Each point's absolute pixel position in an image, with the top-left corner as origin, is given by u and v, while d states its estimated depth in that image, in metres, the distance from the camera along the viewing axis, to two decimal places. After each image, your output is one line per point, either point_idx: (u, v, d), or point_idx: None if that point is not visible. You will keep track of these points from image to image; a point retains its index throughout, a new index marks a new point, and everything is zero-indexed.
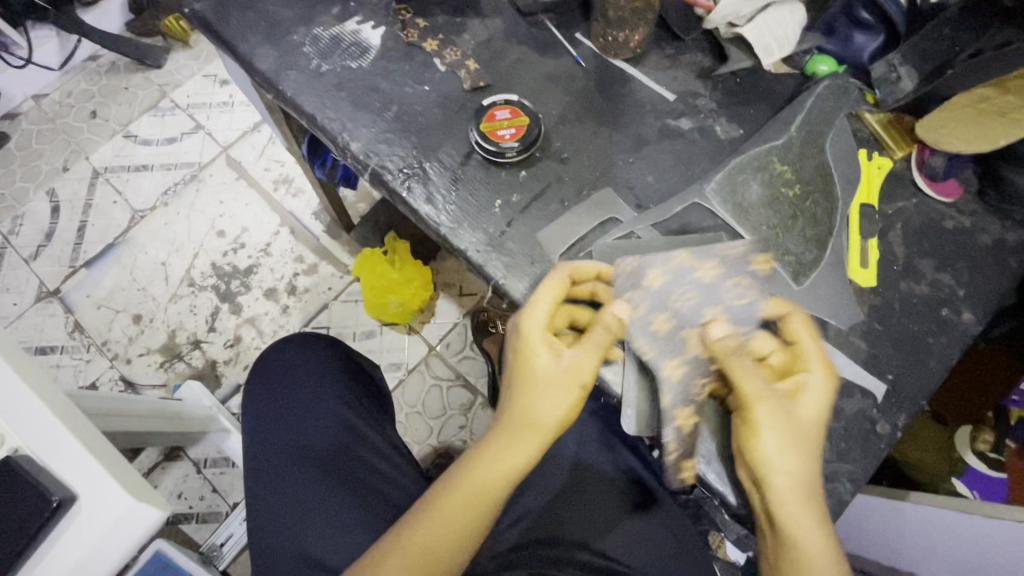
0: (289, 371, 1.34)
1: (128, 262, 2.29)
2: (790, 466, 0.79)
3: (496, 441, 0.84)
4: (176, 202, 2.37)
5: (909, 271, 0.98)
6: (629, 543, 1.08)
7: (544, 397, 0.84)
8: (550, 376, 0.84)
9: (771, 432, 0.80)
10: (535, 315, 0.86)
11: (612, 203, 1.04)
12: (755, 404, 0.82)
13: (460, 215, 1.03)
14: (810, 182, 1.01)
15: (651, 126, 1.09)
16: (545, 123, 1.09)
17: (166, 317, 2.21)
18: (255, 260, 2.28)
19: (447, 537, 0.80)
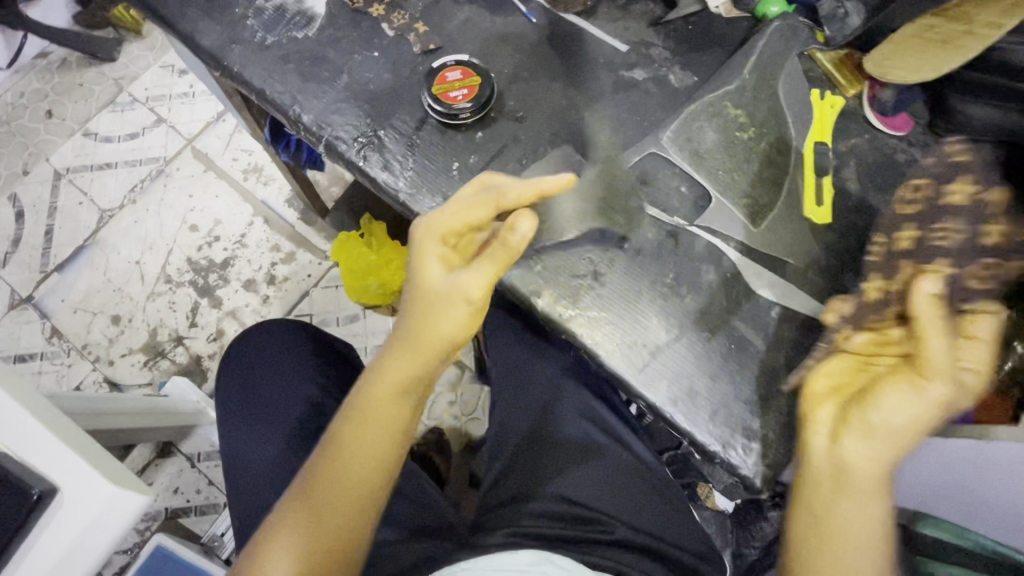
0: (262, 356, 1.34)
1: (100, 263, 2.25)
2: (907, 443, 0.71)
3: (398, 356, 0.87)
4: (144, 199, 2.32)
5: (864, 206, 1.00)
6: (610, 495, 1.10)
7: (441, 314, 0.85)
8: (444, 293, 0.85)
9: (927, 405, 0.69)
10: (435, 225, 0.85)
11: (570, 159, 1.03)
12: (941, 379, 0.68)
13: (418, 180, 1.03)
14: (764, 123, 1.01)
15: (605, 79, 1.08)
16: (499, 83, 1.08)
17: (146, 315, 2.19)
18: (231, 252, 2.25)
19: (357, 460, 0.86)
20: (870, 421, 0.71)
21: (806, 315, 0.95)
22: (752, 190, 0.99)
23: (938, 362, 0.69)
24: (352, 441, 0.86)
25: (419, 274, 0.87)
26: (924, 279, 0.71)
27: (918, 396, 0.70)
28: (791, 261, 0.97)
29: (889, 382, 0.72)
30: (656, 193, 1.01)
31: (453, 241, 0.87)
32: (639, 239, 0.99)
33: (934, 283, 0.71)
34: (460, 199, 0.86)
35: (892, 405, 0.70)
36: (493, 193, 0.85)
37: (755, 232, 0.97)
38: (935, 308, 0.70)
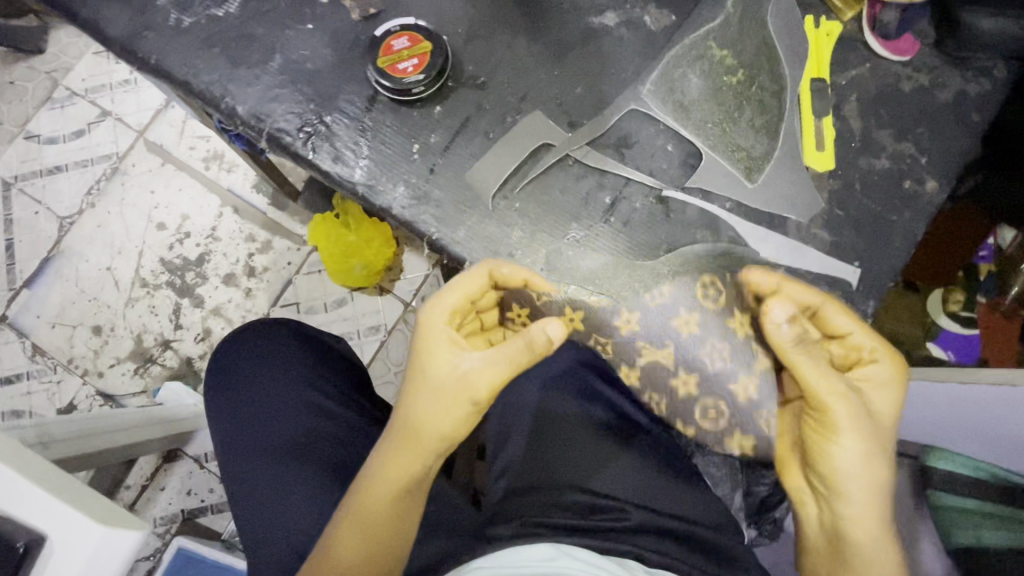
0: (248, 364, 1.19)
1: (70, 275, 2.10)
2: (879, 473, 0.69)
3: (405, 451, 0.79)
4: (104, 201, 2.16)
5: (868, 145, 0.90)
6: (623, 478, 1.04)
7: (438, 406, 0.77)
8: (450, 387, 0.76)
9: (856, 436, 0.67)
10: (438, 324, 0.79)
11: (540, 127, 0.92)
12: (840, 403, 0.67)
13: (375, 169, 0.92)
14: (756, 62, 0.90)
15: (572, 28, 0.95)
16: (454, 45, 0.95)
17: (127, 322, 2.07)
18: (205, 248, 2.12)
19: (373, 538, 0.79)
20: (826, 473, 0.70)
21: (812, 273, 0.87)
22: (745, 140, 0.89)
23: (830, 391, 0.67)
24: (362, 510, 0.79)
25: (431, 368, 0.77)
26: (773, 307, 0.69)
27: (841, 434, 0.68)
28: (794, 216, 0.88)
29: (812, 428, 0.71)
30: (639, 156, 0.91)
31: (457, 321, 0.82)
32: (625, 209, 0.90)
33: (784, 309, 0.69)
34: (450, 297, 0.80)
35: (827, 448, 0.69)
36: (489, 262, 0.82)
37: (751, 189, 0.88)
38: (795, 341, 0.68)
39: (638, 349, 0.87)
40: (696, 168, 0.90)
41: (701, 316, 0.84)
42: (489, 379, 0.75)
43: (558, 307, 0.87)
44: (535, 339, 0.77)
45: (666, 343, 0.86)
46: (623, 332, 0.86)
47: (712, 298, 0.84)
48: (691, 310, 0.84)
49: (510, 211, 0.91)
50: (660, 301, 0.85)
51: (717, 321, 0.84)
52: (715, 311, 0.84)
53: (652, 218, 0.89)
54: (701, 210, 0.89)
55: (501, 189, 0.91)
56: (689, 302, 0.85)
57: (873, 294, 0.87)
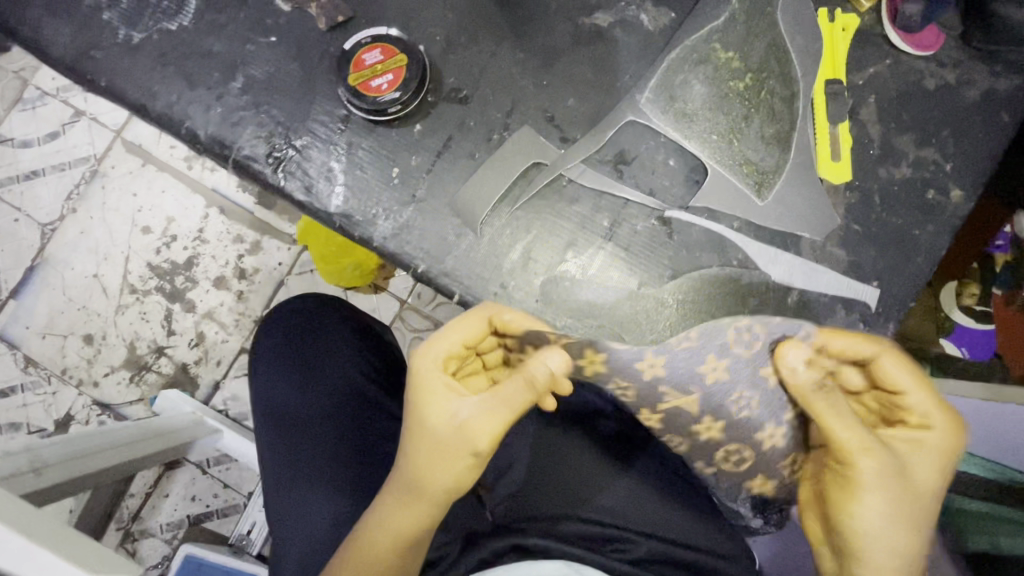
0: (280, 346, 0.99)
1: (55, 283, 1.65)
2: (901, 538, 0.64)
3: (403, 506, 0.71)
4: (85, 205, 1.68)
5: (888, 152, 0.83)
6: (637, 507, 0.88)
7: (443, 465, 0.69)
8: (453, 442, 0.69)
9: (882, 493, 0.63)
10: (434, 370, 0.73)
11: (531, 145, 0.85)
12: (865, 456, 0.64)
13: (352, 196, 0.85)
14: (762, 66, 0.82)
15: (563, 32, 0.87)
16: (432, 55, 0.86)
17: (115, 332, 1.62)
18: (193, 249, 1.64)
19: None
20: (846, 530, 0.66)
21: (825, 297, 0.81)
22: (753, 153, 0.82)
23: (853, 442, 0.64)
24: (352, 565, 0.72)
25: (428, 420, 0.70)
26: (788, 347, 0.71)
27: (865, 488, 0.64)
28: (807, 234, 0.82)
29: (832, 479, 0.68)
30: (639, 172, 0.84)
31: (455, 364, 0.77)
32: (626, 232, 0.83)
33: (796, 355, 0.71)
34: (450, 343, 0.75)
35: (848, 505, 0.65)
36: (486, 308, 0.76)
37: (761, 207, 0.82)
38: (810, 389, 0.69)
39: (662, 397, 0.79)
40: (700, 184, 0.83)
41: (733, 364, 0.75)
42: (490, 430, 0.68)
43: (576, 347, 0.76)
44: (534, 376, 0.72)
45: (694, 390, 0.77)
46: (646, 376, 0.77)
47: (744, 346, 0.74)
48: (720, 356, 0.75)
49: (501, 239, 0.84)
50: (686, 345, 0.76)
51: (751, 366, 0.75)
52: (746, 358, 0.75)
53: (655, 241, 0.83)
54: (705, 230, 0.82)
55: (490, 213, 0.84)
56: (719, 346, 0.75)
57: (892, 317, 0.81)
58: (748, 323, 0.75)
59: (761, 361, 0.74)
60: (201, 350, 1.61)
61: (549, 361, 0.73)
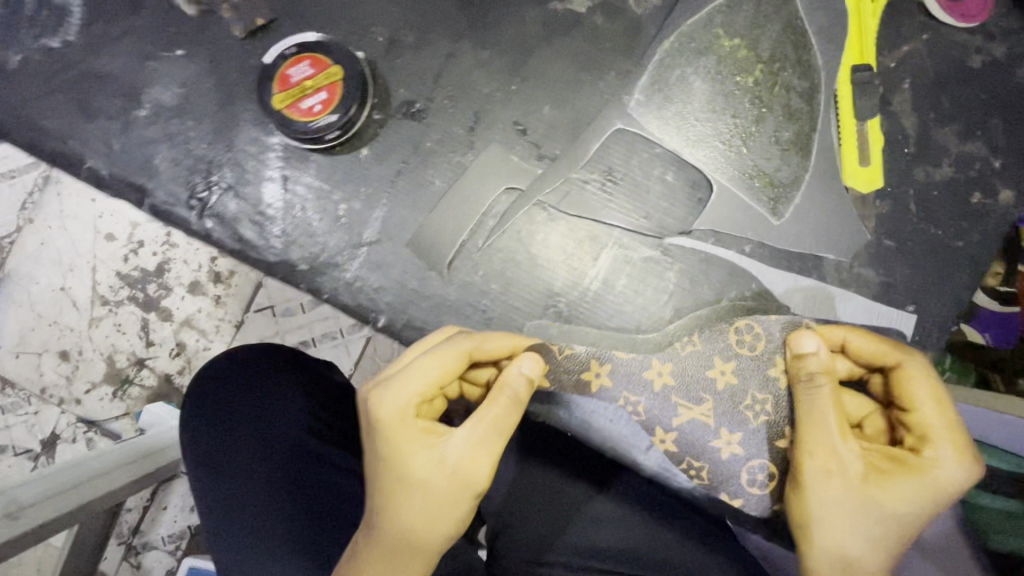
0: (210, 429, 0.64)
1: None
2: (850, 551, 0.52)
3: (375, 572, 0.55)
4: None
5: (925, 150, 0.70)
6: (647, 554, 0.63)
7: (428, 514, 0.55)
8: (442, 486, 0.55)
9: (829, 495, 0.52)
10: (396, 398, 0.57)
11: (502, 166, 0.71)
12: (820, 450, 0.53)
13: (292, 240, 0.71)
14: (775, 55, 0.68)
15: (534, 20, 0.71)
16: (376, 61, 0.71)
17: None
18: None
19: None
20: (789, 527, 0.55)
21: (851, 326, 0.70)
22: (766, 162, 0.68)
23: (815, 436, 0.53)
24: None
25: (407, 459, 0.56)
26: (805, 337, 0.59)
27: (814, 486, 0.53)
28: (830, 255, 0.69)
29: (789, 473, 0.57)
30: (631, 193, 0.70)
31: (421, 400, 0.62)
32: (618, 263, 0.70)
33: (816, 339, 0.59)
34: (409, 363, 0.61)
35: (797, 503, 0.54)
36: (468, 338, 0.63)
37: (777, 226, 0.69)
38: (805, 375, 0.57)
39: (675, 411, 0.64)
40: (705, 204, 0.69)
41: (744, 366, 0.64)
42: (489, 462, 0.55)
43: (575, 361, 0.66)
44: (516, 389, 0.59)
45: (706, 399, 0.65)
46: (654, 387, 0.65)
47: (749, 345, 0.65)
48: (727, 359, 0.65)
49: (472, 280, 0.71)
50: (690, 350, 0.66)
51: (758, 368, 0.64)
52: (753, 360, 0.65)
53: (654, 275, 0.70)
54: (711, 259, 0.70)
55: (458, 253, 0.71)
56: (722, 348, 0.66)
57: (931, 345, 0.70)
58: (750, 322, 0.67)
59: (766, 358, 0.65)
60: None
61: (522, 366, 0.61)
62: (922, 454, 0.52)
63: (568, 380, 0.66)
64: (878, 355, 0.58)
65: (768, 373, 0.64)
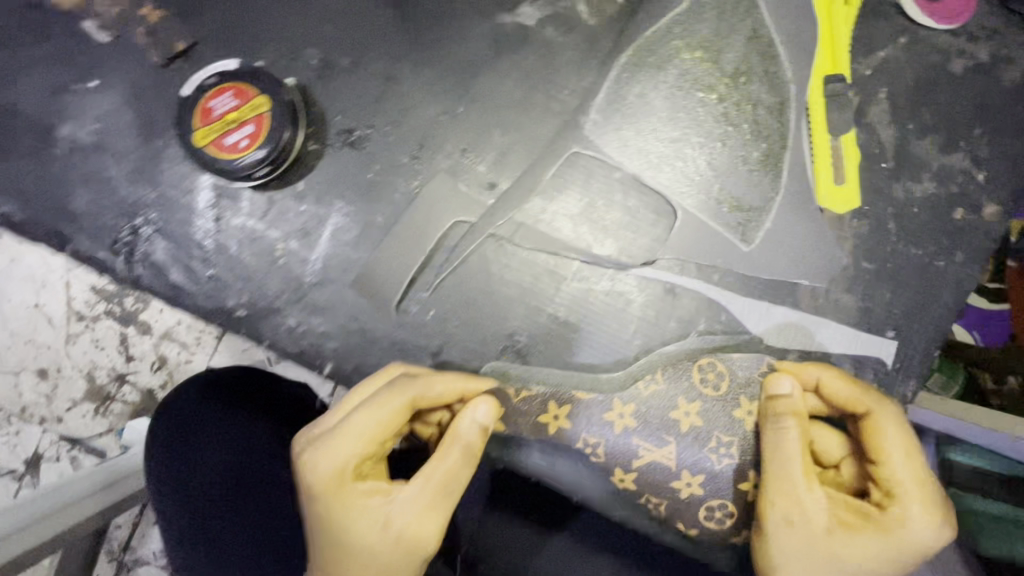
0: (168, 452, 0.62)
1: None
2: None
3: None
4: None
5: (905, 164, 0.65)
6: None
7: None
8: (383, 552, 0.51)
9: (792, 548, 0.49)
10: (330, 459, 0.52)
11: (450, 196, 0.65)
12: (786, 499, 0.49)
13: (228, 284, 0.66)
14: (740, 69, 0.62)
15: (481, 34, 0.66)
16: (309, 87, 0.65)
17: (68, 361, 0.79)
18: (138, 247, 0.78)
19: None
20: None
21: (828, 355, 0.66)
22: (733, 184, 0.64)
23: (778, 483, 0.50)
24: None
25: (346, 524, 0.51)
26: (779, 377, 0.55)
27: (775, 537, 0.49)
28: (804, 281, 0.65)
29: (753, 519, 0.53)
30: (590, 222, 0.65)
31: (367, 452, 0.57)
32: (579, 298, 0.65)
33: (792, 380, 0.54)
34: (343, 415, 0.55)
35: (758, 553, 0.51)
36: (410, 385, 0.56)
37: (747, 253, 0.64)
38: (773, 415, 0.53)
39: (637, 452, 0.61)
40: (670, 232, 0.65)
41: (708, 406, 0.61)
42: (434, 526, 0.51)
43: (534, 403, 0.63)
44: (467, 442, 0.53)
45: (669, 441, 0.61)
46: (615, 430, 0.61)
47: (710, 385, 0.62)
48: (691, 399, 0.62)
49: (424, 321, 0.66)
50: (653, 390, 0.63)
51: (725, 408, 0.61)
52: (718, 400, 0.62)
53: (617, 308, 0.65)
54: (677, 290, 0.65)
55: (407, 293, 0.66)
56: (686, 387, 0.63)
57: (912, 372, 0.66)
58: (714, 360, 0.63)
59: (732, 402, 0.61)
60: (176, 379, 0.79)
61: (476, 413, 0.54)
62: (889, 510, 0.49)
63: (527, 422, 0.62)
64: (852, 399, 0.53)
65: (733, 416, 0.61)
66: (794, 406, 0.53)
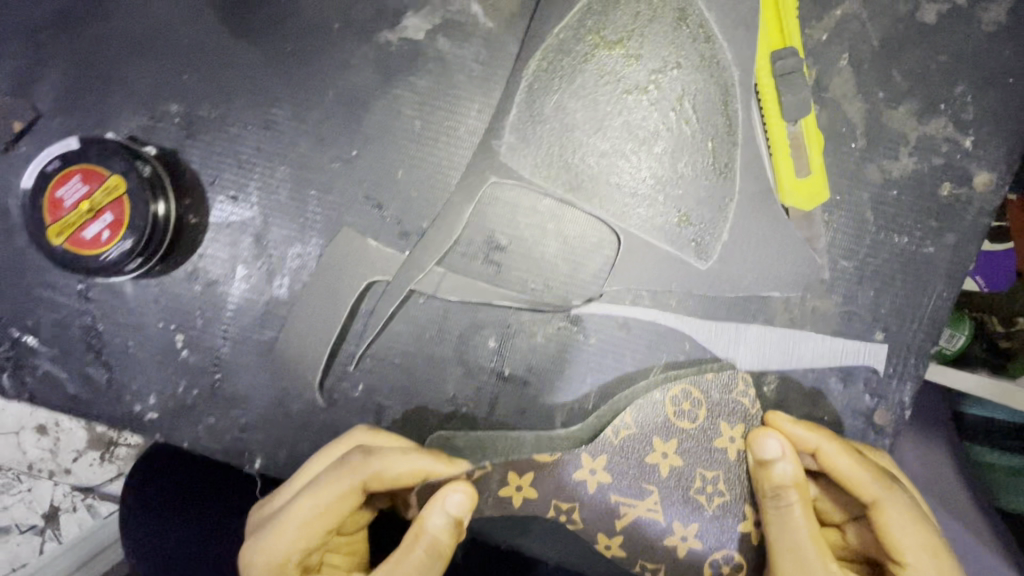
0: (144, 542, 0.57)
1: None
2: None
3: None
4: None
5: (879, 141, 0.56)
6: None
7: None
8: None
9: None
10: (280, 549, 0.46)
11: (358, 255, 0.57)
12: None
13: (130, 386, 0.59)
14: (670, 59, 0.52)
15: (365, 58, 0.56)
16: (176, 151, 0.56)
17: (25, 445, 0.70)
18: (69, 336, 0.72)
19: None
20: None
21: (811, 370, 0.58)
22: (678, 195, 0.54)
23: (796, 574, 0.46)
24: None
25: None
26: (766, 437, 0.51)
27: None
28: (777, 292, 0.56)
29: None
30: (523, 260, 0.56)
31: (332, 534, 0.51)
32: (522, 348, 0.58)
33: (780, 441, 0.51)
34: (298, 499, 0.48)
35: None
36: (355, 469, 0.47)
37: (705, 270, 0.56)
38: (769, 489, 0.50)
39: (617, 513, 0.54)
40: (614, 258, 0.56)
41: (687, 443, 0.54)
42: None
43: (489, 487, 0.53)
44: (434, 538, 0.46)
45: (650, 490, 0.54)
46: (588, 489, 0.54)
47: (686, 417, 0.55)
48: (666, 438, 0.55)
49: (354, 396, 0.58)
50: (625, 436, 0.55)
51: (703, 442, 0.55)
52: (696, 433, 0.55)
53: (566, 354, 0.58)
54: (631, 323, 0.58)
55: (329, 369, 0.58)
56: (662, 427, 0.55)
57: (908, 375, 0.58)
58: (685, 391, 0.55)
59: (711, 433, 0.55)
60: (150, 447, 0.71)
61: (445, 503, 0.47)
62: None
63: (488, 501, 0.53)
64: (854, 478, 0.49)
65: (713, 447, 0.54)
66: (790, 477, 0.49)
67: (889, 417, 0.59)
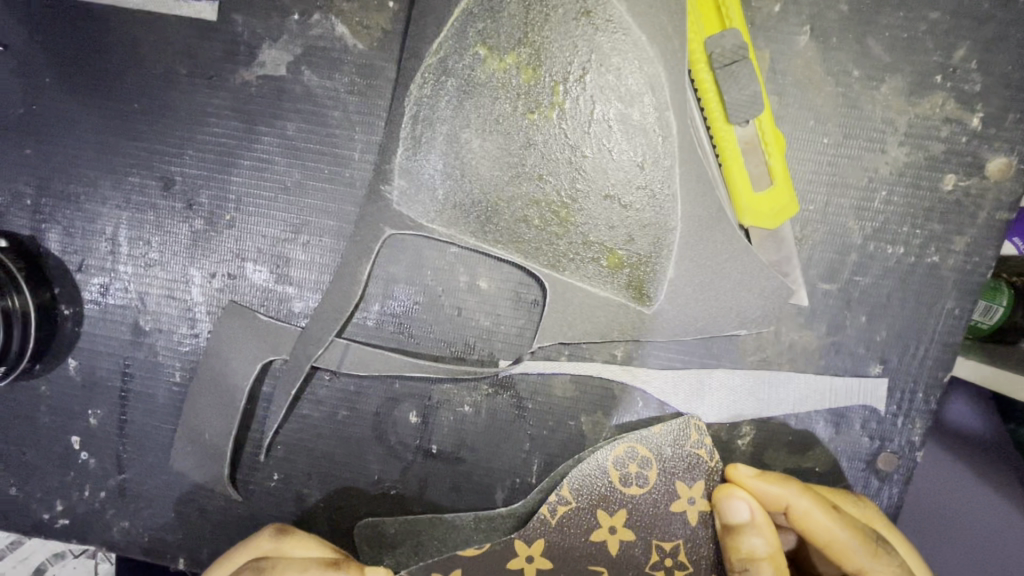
0: None
1: None
2: None
3: None
4: None
5: (857, 132, 0.44)
6: None
7: None
8: None
9: None
10: None
11: (245, 334, 0.49)
12: None
13: (33, 495, 0.54)
14: (577, 64, 0.42)
15: (225, 103, 0.47)
16: (34, 235, 0.50)
17: None
18: None
19: None
20: None
21: (794, 414, 0.48)
22: (610, 230, 0.44)
23: None
24: None
25: None
26: (735, 500, 0.42)
27: None
28: (743, 329, 0.46)
29: None
30: (437, 319, 0.49)
31: None
32: (448, 419, 0.50)
33: (751, 503, 0.42)
34: None
35: None
36: None
37: (654, 314, 0.46)
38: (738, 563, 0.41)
39: None
40: (541, 308, 0.48)
41: (636, 514, 0.46)
42: None
43: None
44: None
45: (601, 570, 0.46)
46: None
47: (635, 482, 0.46)
48: (613, 509, 0.46)
49: (270, 487, 0.52)
50: (565, 513, 0.46)
51: (656, 509, 0.46)
52: (647, 499, 0.46)
53: (499, 422, 0.50)
54: (573, 379, 0.49)
55: (239, 460, 0.52)
56: (607, 495, 0.46)
57: (913, 410, 0.48)
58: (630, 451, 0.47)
59: (665, 496, 0.46)
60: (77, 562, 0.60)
61: None
62: None
63: None
64: (836, 544, 0.40)
65: (670, 512, 0.46)
66: (762, 549, 0.40)
67: (894, 460, 0.49)
